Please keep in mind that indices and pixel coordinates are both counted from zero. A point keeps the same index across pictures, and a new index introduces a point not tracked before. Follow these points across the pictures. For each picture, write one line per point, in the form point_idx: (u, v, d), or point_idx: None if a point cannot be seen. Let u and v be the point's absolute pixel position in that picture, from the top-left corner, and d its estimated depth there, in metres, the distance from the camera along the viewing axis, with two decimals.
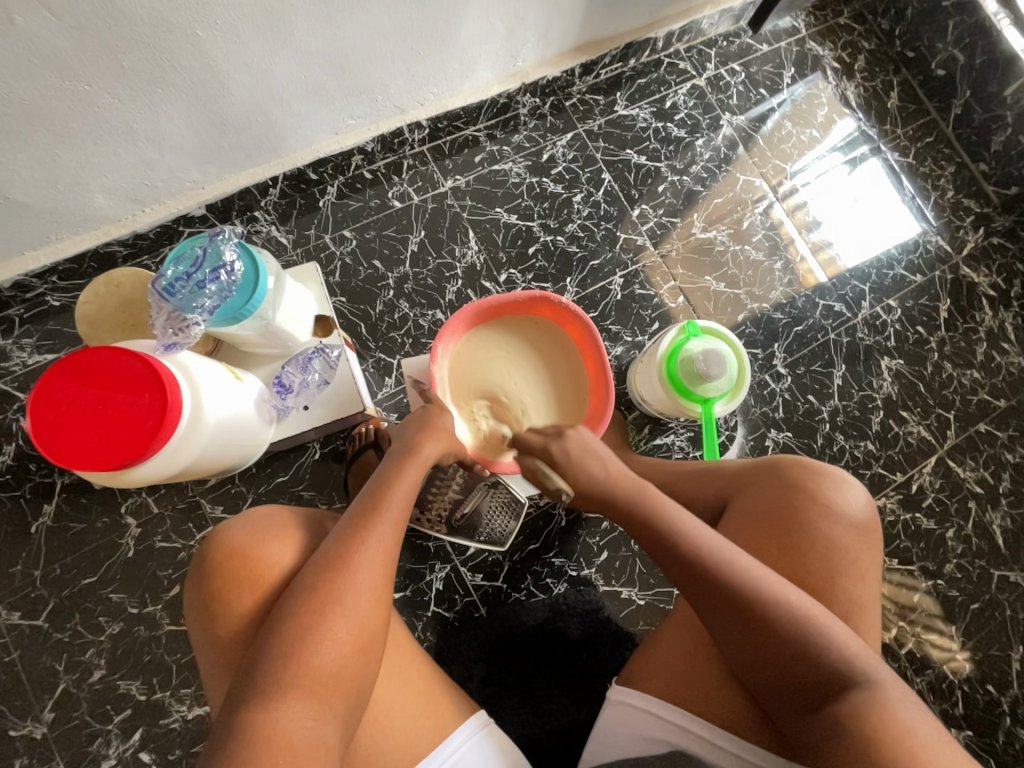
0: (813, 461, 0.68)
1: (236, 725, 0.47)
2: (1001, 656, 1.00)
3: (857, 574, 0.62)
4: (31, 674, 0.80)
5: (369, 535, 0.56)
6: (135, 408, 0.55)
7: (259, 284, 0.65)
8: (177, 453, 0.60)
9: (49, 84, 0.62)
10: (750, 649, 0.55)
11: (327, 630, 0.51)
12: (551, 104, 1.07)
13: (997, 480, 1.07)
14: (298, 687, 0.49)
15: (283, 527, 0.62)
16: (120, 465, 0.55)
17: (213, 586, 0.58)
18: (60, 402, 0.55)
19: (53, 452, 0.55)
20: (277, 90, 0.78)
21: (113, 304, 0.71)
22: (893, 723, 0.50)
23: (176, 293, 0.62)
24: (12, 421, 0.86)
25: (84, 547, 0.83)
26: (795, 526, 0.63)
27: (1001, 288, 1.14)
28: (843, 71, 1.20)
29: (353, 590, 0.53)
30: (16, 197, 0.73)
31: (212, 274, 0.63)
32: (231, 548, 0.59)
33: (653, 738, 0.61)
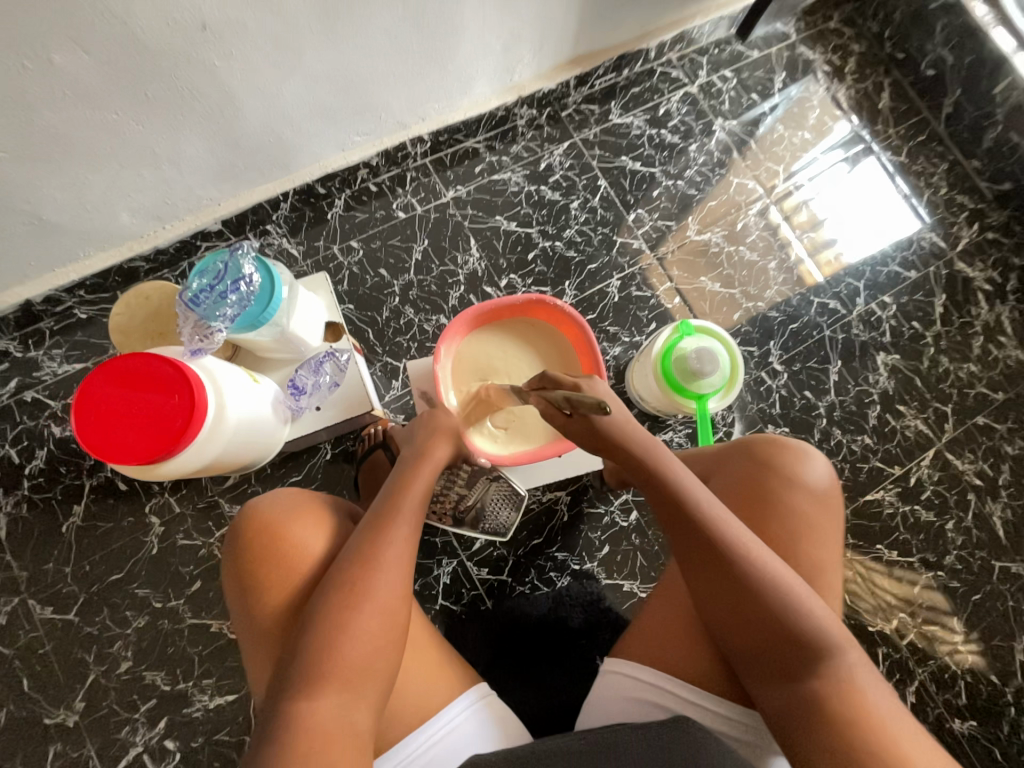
0: (779, 436, 0.71)
1: (283, 715, 0.50)
2: (1005, 646, 1.01)
3: (828, 545, 0.65)
4: (63, 665, 0.84)
5: (390, 538, 0.59)
6: (166, 407, 0.60)
7: (276, 294, 0.69)
8: (203, 449, 0.64)
9: (80, 113, 0.67)
10: (746, 629, 0.57)
11: (358, 619, 0.54)
12: (548, 115, 1.11)
13: (996, 472, 1.08)
14: (334, 676, 0.52)
15: (309, 511, 0.65)
16: (153, 460, 0.59)
17: (245, 572, 0.62)
18: (98, 402, 0.59)
19: (94, 448, 0.59)
20: (287, 111, 0.83)
21: (143, 315, 0.76)
22: (864, 707, 0.53)
23: (201, 303, 0.66)
24: (45, 427, 0.91)
25: (112, 545, 0.88)
26: (764, 493, 0.66)
27: (997, 283, 1.16)
28: (833, 73, 1.23)
29: (377, 587, 0.56)
30: (48, 217, 0.78)
31: (233, 285, 0.67)
32: (263, 522, 0.63)
33: (651, 705, 0.61)
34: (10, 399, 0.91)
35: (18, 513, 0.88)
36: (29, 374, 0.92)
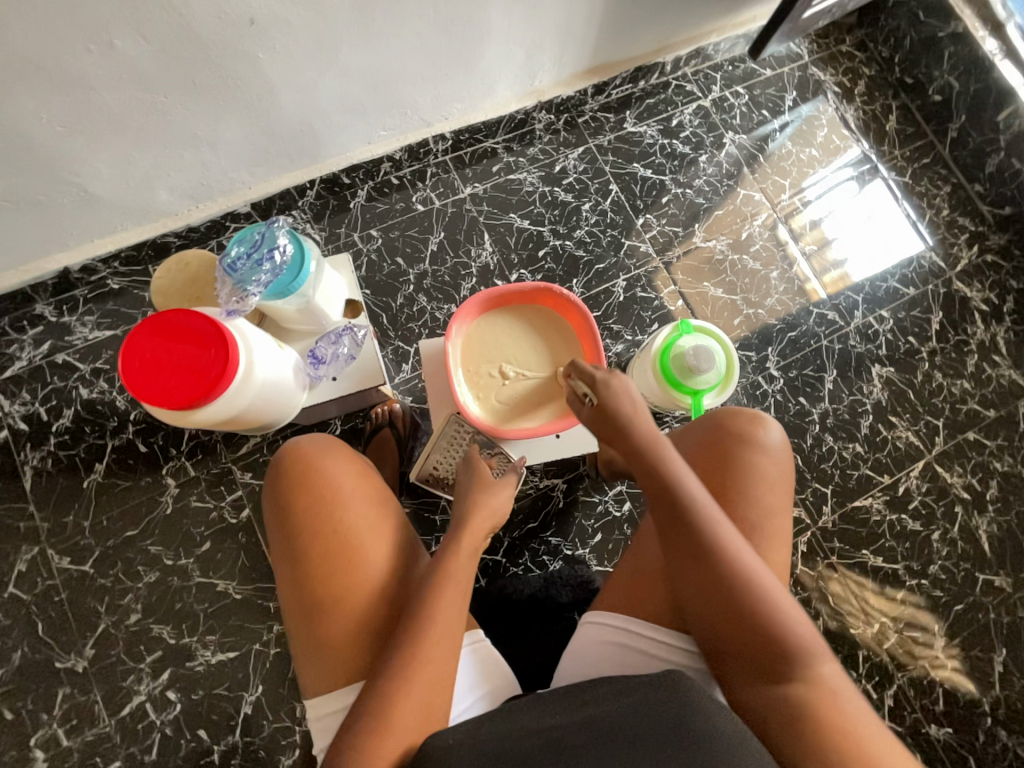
0: (736, 405, 0.75)
1: (376, 716, 0.53)
2: (984, 657, 1.03)
3: (780, 508, 0.69)
4: (76, 613, 0.89)
5: (456, 560, 0.63)
6: (203, 360, 0.64)
7: (305, 266, 0.75)
8: (232, 403, 0.69)
9: (133, 95, 0.72)
10: (723, 624, 0.58)
11: (439, 616, 0.58)
12: (565, 121, 1.17)
13: (984, 487, 1.10)
14: (416, 673, 0.55)
15: (362, 501, 0.66)
16: (187, 405, 0.64)
17: (297, 556, 0.63)
18: (144, 351, 0.65)
19: (136, 392, 0.64)
20: (320, 103, 0.88)
21: (181, 279, 0.80)
22: (832, 708, 0.54)
23: (238, 269, 0.71)
24: (73, 388, 0.96)
25: (128, 503, 0.93)
26: (726, 456, 0.70)
27: (993, 304, 1.19)
28: (843, 95, 1.28)
29: (441, 624, 0.58)
30: (94, 190, 0.84)
31: (269, 254, 0.72)
32: (309, 465, 0.67)
33: (627, 651, 0.65)
34: (42, 360, 0.97)
35: (44, 467, 0.93)
36: (61, 338, 0.98)
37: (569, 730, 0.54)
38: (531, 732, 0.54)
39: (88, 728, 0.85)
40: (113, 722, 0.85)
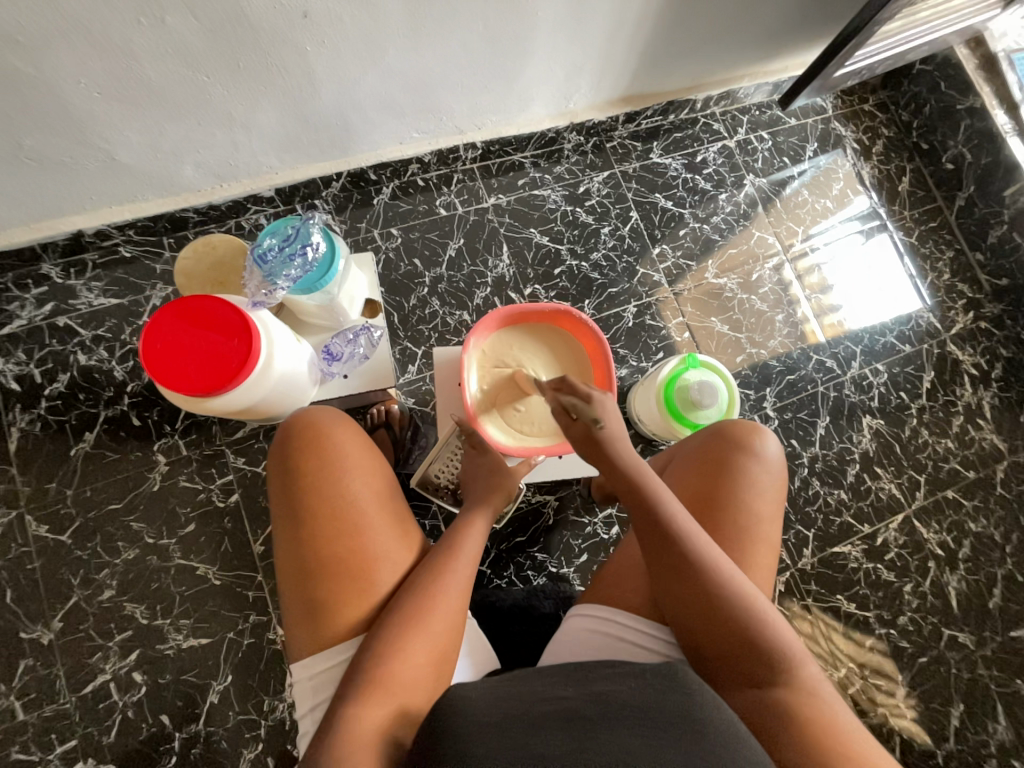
0: (737, 416, 0.76)
1: (384, 667, 0.54)
2: (942, 711, 1.05)
3: (773, 515, 0.69)
4: (48, 583, 0.87)
5: (468, 530, 0.67)
6: (226, 350, 0.64)
7: (335, 264, 0.75)
8: (248, 395, 0.68)
9: (175, 70, 0.72)
10: (715, 634, 0.58)
11: (448, 578, 0.61)
12: (594, 144, 1.19)
13: (957, 546, 1.14)
14: (426, 629, 0.56)
15: (364, 469, 0.66)
16: (202, 394, 0.63)
17: (295, 518, 0.62)
18: (166, 334, 0.64)
19: (153, 375, 0.63)
20: (358, 100, 0.89)
21: (207, 262, 0.80)
22: (820, 712, 0.54)
23: (268, 262, 0.71)
24: (71, 353, 0.95)
25: (115, 476, 0.91)
26: (725, 460, 0.71)
27: (982, 369, 1.23)
28: (861, 152, 1.32)
29: (444, 596, 0.59)
30: (120, 158, 0.83)
31: (300, 249, 0.72)
32: (315, 429, 0.66)
33: (623, 642, 0.64)
34: (43, 321, 0.95)
35: (31, 431, 0.91)
36: (65, 301, 0.96)
37: (580, 701, 0.49)
38: (547, 700, 0.49)
39: (46, 704, 0.83)
40: (73, 700, 0.83)
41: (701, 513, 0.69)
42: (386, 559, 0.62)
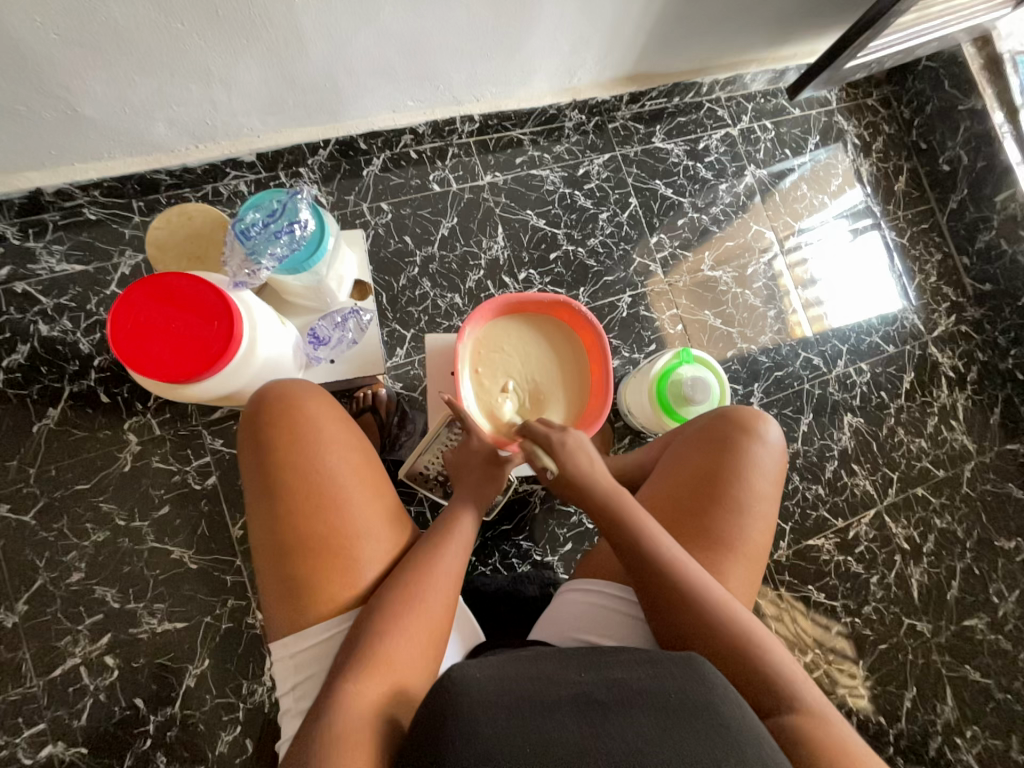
0: (737, 404, 0.75)
1: (371, 657, 0.50)
2: (897, 693, 1.12)
3: (771, 496, 0.68)
4: (10, 564, 0.83)
5: (461, 516, 0.64)
6: (205, 332, 0.60)
7: (323, 243, 0.71)
8: (229, 381, 0.64)
9: (146, 15, 0.65)
10: (711, 640, 0.56)
11: (438, 565, 0.58)
12: (595, 124, 1.14)
13: (923, 540, 1.19)
14: (414, 618, 0.53)
15: (344, 444, 0.61)
16: (179, 381, 0.60)
17: (272, 496, 0.57)
18: (139, 315, 0.60)
19: (126, 359, 0.59)
20: (349, 61, 0.82)
21: (183, 233, 0.75)
22: (830, 733, 0.51)
23: (250, 237, 0.67)
24: (31, 322, 0.88)
25: (82, 454, 0.87)
26: (724, 441, 0.70)
27: (959, 371, 1.27)
28: (861, 148, 1.31)
29: (433, 585, 0.56)
30: (83, 111, 0.76)
31: (287, 227, 0.69)
32: (288, 402, 0.61)
33: (626, 617, 0.63)
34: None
35: None
36: (23, 265, 0.89)
37: (597, 687, 0.46)
38: (560, 685, 0.46)
39: (12, 687, 0.80)
40: (41, 683, 0.81)
41: (700, 489, 0.67)
42: (371, 540, 0.59)
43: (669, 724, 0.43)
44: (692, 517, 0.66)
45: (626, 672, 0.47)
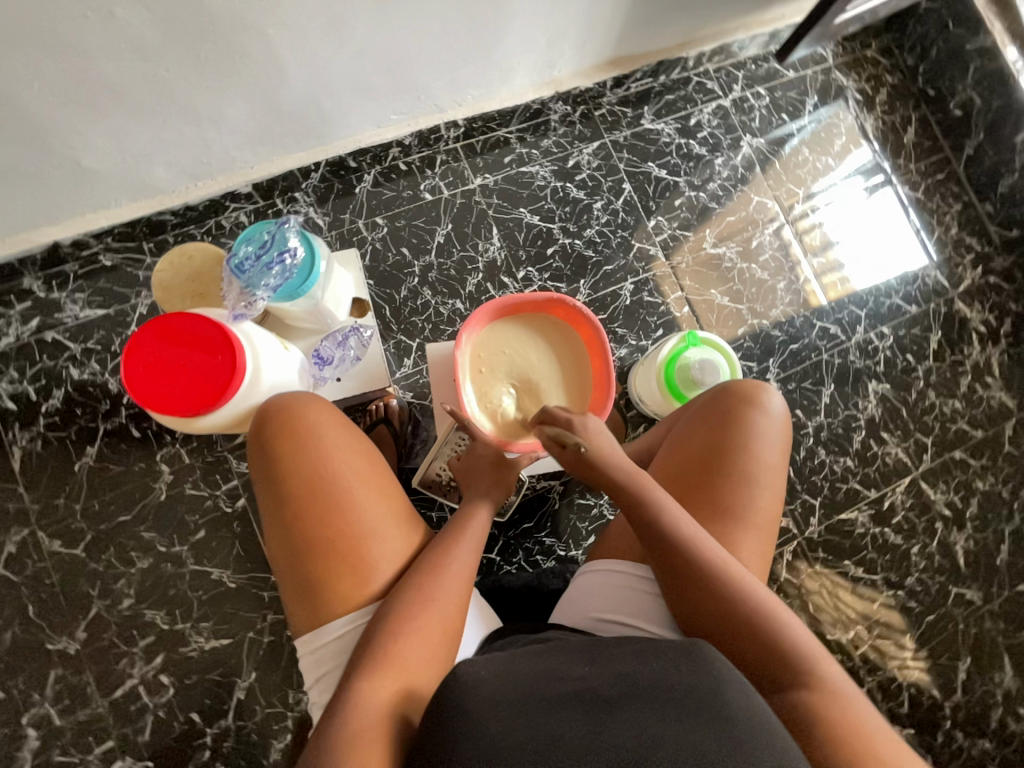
0: (740, 379, 0.73)
1: (381, 657, 0.52)
2: (950, 665, 1.08)
3: (778, 466, 0.67)
4: (67, 595, 0.88)
5: (470, 516, 0.65)
6: (211, 367, 0.63)
7: (315, 269, 0.74)
8: (238, 411, 0.67)
9: (132, 66, 0.68)
10: (726, 623, 0.55)
11: (448, 565, 0.59)
12: (581, 113, 1.13)
13: (965, 505, 1.14)
14: (424, 618, 0.54)
15: (346, 449, 0.63)
16: (191, 415, 0.63)
17: (281, 505, 0.60)
18: (149, 355, 0.63)
19: (139, 397, 0.62)
20: (330, 84, 0.84)
21: (185, 274, 0.78)
22: (848, 712, 0.51)
23: (245, 271, 0.70)
24: (63, 368, 0.94)
25: (121, 488, 0.92)
26: (724, 418, 0.68)
27: (991, 325, 1.20)
28: (864, 103, 1.25)
29: (443, 586, 0.57)
30: (87, 164, 0.80)
31: (278, 256, 0.72)
32: (290, 413, 0.63)
33: (638, 594, 0.63)
34: (31, 337, 0.93)
35: (33, 448, 0.91)
36: (50, 315, 0.94)
37: (600, 682, 0.46)
38: (563, 680, 0.47)
39: (81, 708, 0.86)
40: (105, 703, 0.86)
41: (707, 465, 0.66)
42: (380, 543, 0.60)
43: (676, 718, 0.42)
44: (699, 493, 0.65)
45: (629, 665, 0.47)
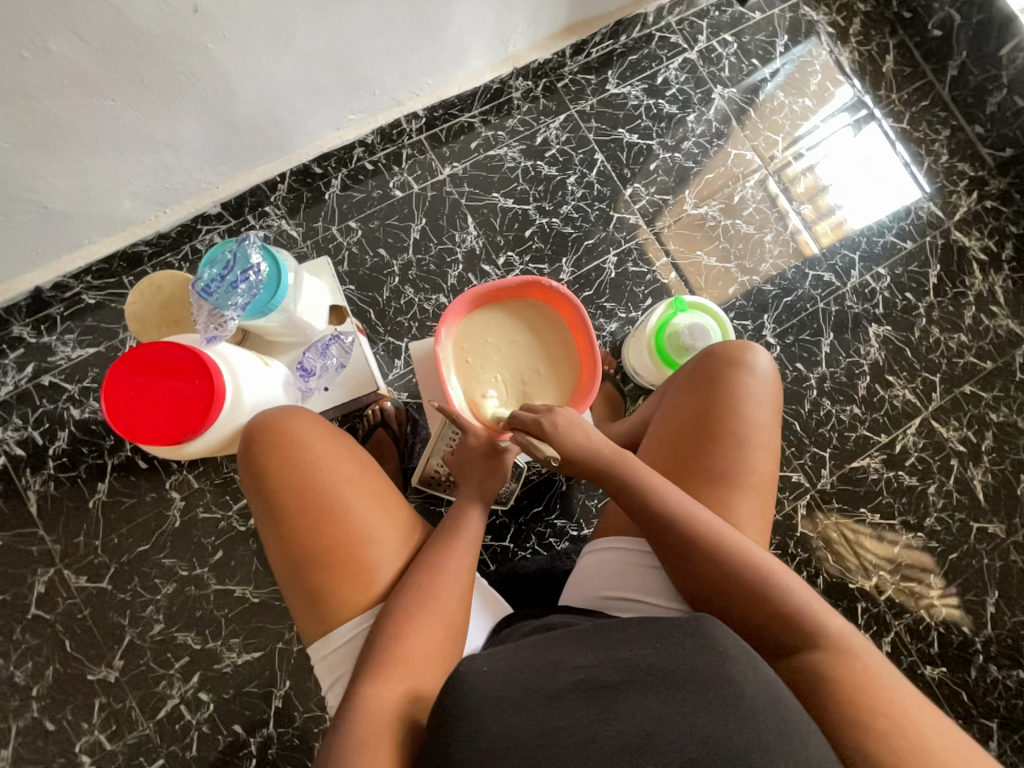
0: (724, 341, 0.72)
1: (386, 659, 0.53)
2: (978, 600, 1.07)
3: (770, 427, 0.66)
4: (100, 627, 0.91)
5: (466, 510, 0.66)
6: (189, 392, 0.63)
7: (282, 282, 0.73)
8: (224, 432, 0.68)
9: (78, 101, 0.68)
10: (727, 589, 0.56)
11: (447, 563, 0.59)
12: (544, 86, 1.10)
13: (980, 439, 1.12)
14: (426, 617, 0.55)
15: (333, 459, 0.63)
16: (178, 441, 0.63)
17: (277, 520, 0.61)
18: (128, 388, 0.63)
19: (125, 431, 0.63)
20: (281, 93, 0.83)
21: (157, 303, 0.78)
22: (851, 667, 0.52)
23: (213, 293, 0.70)
24: (64, 409, 0.95)
25: (136, 519, 0.94)
26: (712, 383, 0.67)
27: (992, 252, 1.16)
28: (837, 36, 1.20)
29: (443, 583, 0.58)
30: (53, 205, 0.80)
31: (242, 275, 0.71)
32: (276, 429, 0.63)
33: (640, 568, 0.63)
34: (29, 383, 0.95)
35: (47, 490, 0.94)
36: (44, 359, 0.95)
37: (604, 669, 0.46)
38: (566, 671, 0.47)
39: (129, 732, 0.89)
40: (151, 725, 0.90)
41: (696, 433, 0.65)
42: (378, 548, 0.61)
43: (678, 700, 0.44)
44: (692, 464, 0.65)
45: (633, 649, 0.47)
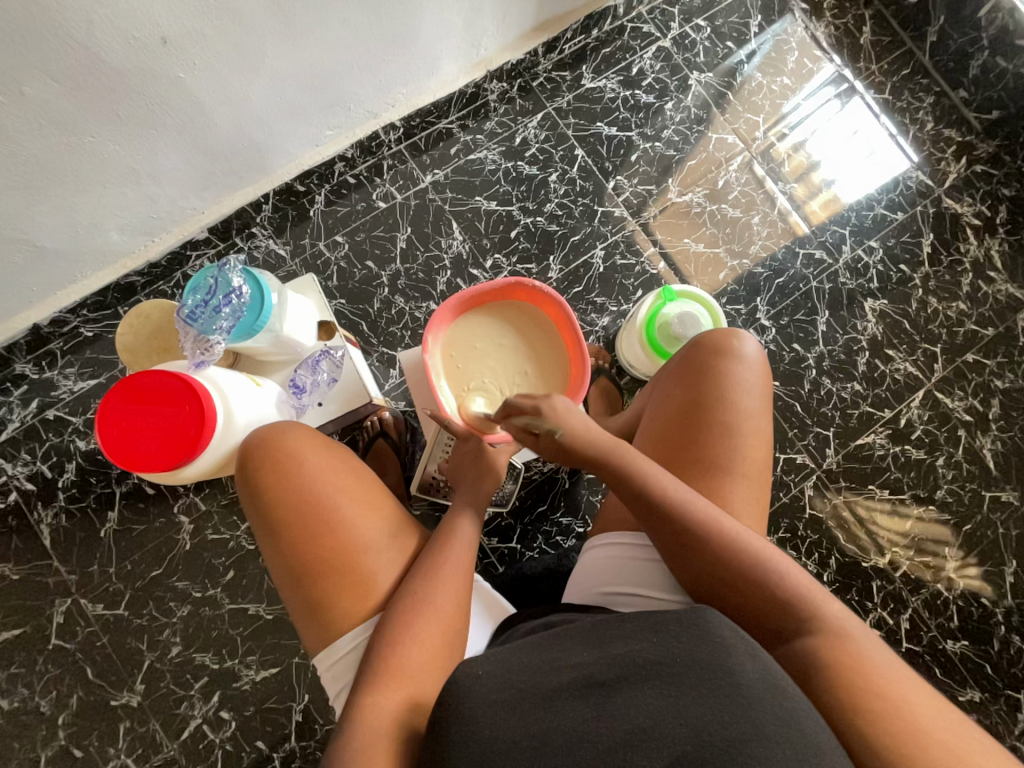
0: (710, 329, 0.71)
1: (385, 668, 0.53)
2: (995, 570, 1.05)
3: (760, 414, 0.66)
4: (120, 653, 0.93)
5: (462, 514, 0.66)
6: (181, 418, 0.64)
7: (265, 303, 0.74)
8: (220, 454, 0.69)
9: (58, 140, 0.69)
10: (722, 577, 0.55)
11: (443, 569, 0.60)
12: (519, 87, 1.10)
13: (986, 407, 1.10)
14: (423, 624, 0.55)
15: (328, 470, 0.63)
16: (174, 467, 0.64)
17: (275, 532, 0.61)
18: (121, 418, 0.64)
19: (122, 460, 0.64)
20: (256, 115, 0.84)
21: (146, 332, 0.79)
22: (849, 649, 0.52)
23: (198, 318, 0.71)
24: (70, 441, 0.97)
25: (147, 545, 0.95)
26: (701, 372, 0.67)
27: (986, 216, 1.14)
28: (811, 11, 1.19)
29: (440, 590, 0.58)
30: (43, 243, 0.81)
31: (225, 299, 0.72)
32: (271, 443, 0.64)
33: (637, 563, 0.63)
34: (34, 418, 0.97)
35: (58, 523, 0.95)
36: (47, 394, 0.97)
37: (598, 666, 0.47)
38: (560, 670, 0.48)
39: (155, 754, 0.91)
40: (176, 746, 0.91)
41: (686, 424, 0.65)
42: (376, 558, 0.61)
43: (672, 692, 0.44)
44: (684, 455, 0.65)
45: (628, 645, 0.48)
